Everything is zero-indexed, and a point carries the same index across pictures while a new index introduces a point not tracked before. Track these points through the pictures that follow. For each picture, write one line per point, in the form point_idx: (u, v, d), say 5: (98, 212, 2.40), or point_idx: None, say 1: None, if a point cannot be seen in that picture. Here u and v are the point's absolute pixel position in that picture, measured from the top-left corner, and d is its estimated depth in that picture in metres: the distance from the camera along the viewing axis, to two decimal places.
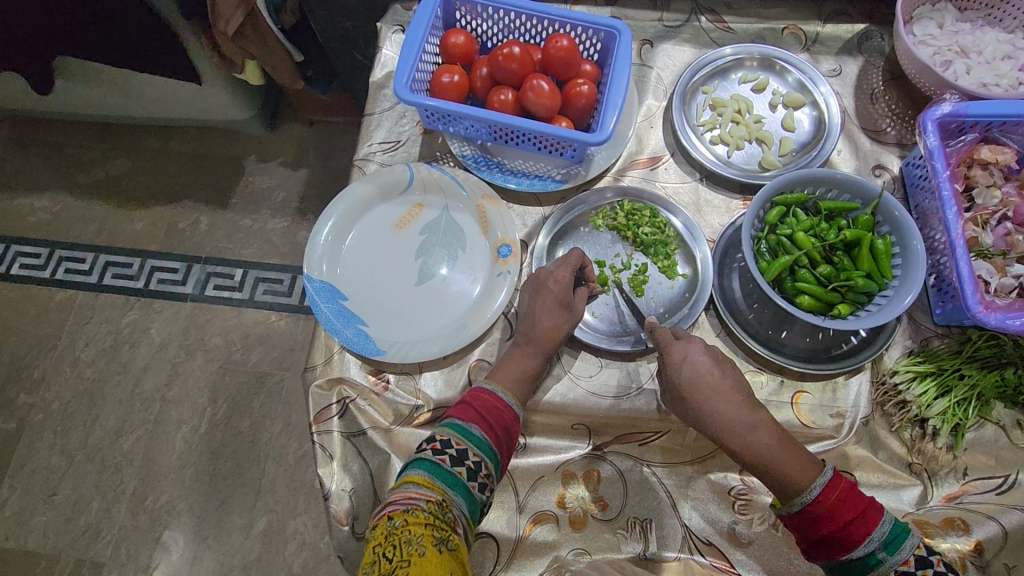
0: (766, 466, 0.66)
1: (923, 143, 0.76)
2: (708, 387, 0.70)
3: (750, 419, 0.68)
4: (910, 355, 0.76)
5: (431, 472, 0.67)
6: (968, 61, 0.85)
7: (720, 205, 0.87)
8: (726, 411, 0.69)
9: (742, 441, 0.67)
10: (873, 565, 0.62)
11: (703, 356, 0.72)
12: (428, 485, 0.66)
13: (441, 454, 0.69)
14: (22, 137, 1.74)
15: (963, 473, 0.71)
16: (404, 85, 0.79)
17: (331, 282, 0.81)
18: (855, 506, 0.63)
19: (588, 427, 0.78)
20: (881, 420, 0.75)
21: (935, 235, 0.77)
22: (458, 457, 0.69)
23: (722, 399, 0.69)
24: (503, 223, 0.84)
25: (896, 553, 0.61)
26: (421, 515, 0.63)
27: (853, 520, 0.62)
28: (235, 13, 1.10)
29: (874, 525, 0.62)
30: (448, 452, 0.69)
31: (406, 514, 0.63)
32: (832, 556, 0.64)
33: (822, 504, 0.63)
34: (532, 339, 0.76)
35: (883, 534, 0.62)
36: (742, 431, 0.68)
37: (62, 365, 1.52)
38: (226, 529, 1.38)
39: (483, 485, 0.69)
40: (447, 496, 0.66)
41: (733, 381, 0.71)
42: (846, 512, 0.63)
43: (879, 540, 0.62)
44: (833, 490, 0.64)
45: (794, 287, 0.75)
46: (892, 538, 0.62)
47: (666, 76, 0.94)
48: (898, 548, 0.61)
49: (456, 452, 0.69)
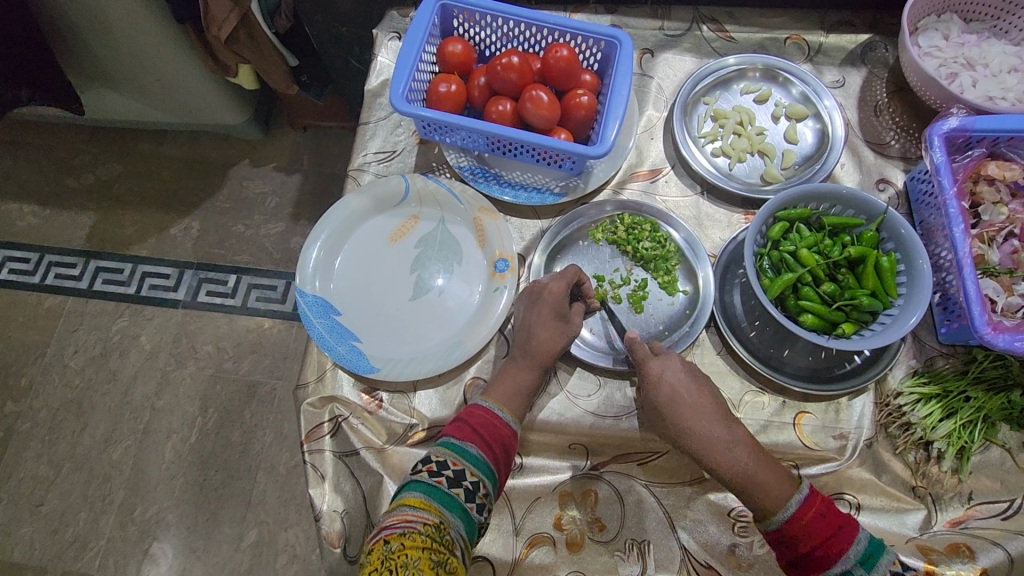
0: (745, 485, 0.65)
1: (929, 158, 0.75)
2: (687, 403, 0.68)
3: (729, 435, 0.67)
4: (914, 375, 0.75)
5: (427, 494, 0.65)
6: (974, 74, 0.83)
7: (722, 219, 0.85)
8: (705, 428, 0.67)
9: (718, 458, 0.66)
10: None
11: (680, 370, 0.71)
12: (425, 507, 0.64)
13: (437, 475, 0.67)
14: (12, 139, 1.71)
15: (968, 498, 0.70)
16: (399, 96, 0.77)
17: (324, 296, 0.79)
18: (830, 523, 0.63)
19: (585, 447, 0.77)
20: (885, 442, 0.73)
21: (941, 253, 0.76)
22: (455, 478, 0.67)
23: (700, 414, 0.68)
24: (500, 237, 0.82)
25: (872, 570, 0.61)
26: (418, 538, 0.61)
27: (828, 538, 0.62)
28: (227, 17, 1.08)
29: (850, 543, 0.62)
30: (445, 473, 0.67)
31: (403, 537, 0.61)
32: (810, 574, 0.64)
33: (799, 522, 0.63)
34: (529, 356, 0.74)
35: (858, 552, 0.62)
36: (719, 448, 0.66)
37: (51, 373, 1.50)
38: (216, 541, 1.36)
39: (481, 505, 0.67)
40: (444, 517, 0.64)
41: (711, 397, 0.69)
42: (821, 530, 0.63)
43: (855, 557, 0.61)
44: (809, 509, 0.64)
45: (798, 305, 0.74)
46: (867, 555, 0.62)
47: (667, 86, 0.93)
48: (875, 565, 0.61)
49: (453, 472, 0.67)
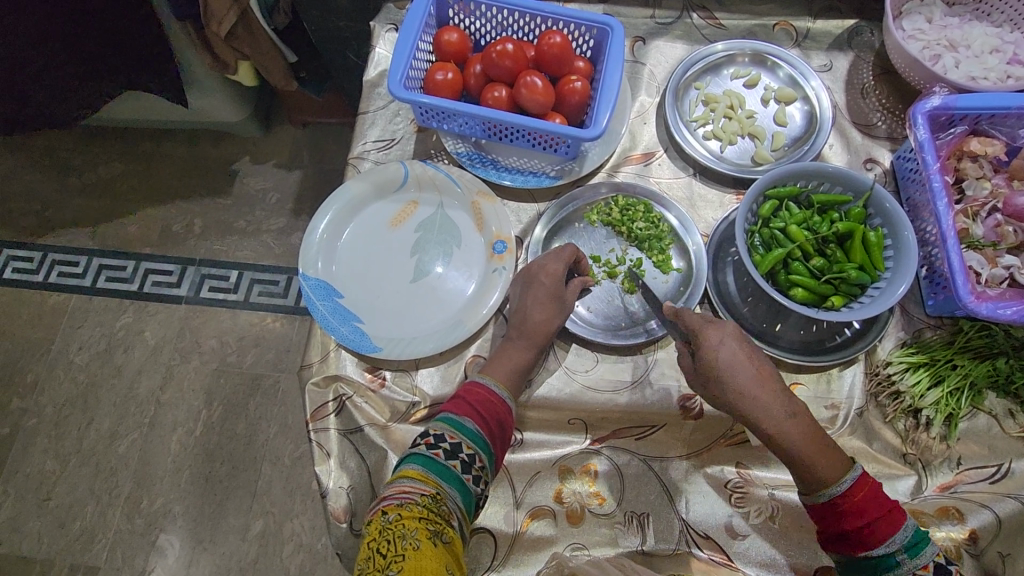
0: (799, 456, 0.65)
1: (913, 136, 0.77)
2: (747, 372, 0.67)
3: (789, 407, 0.66)
4: (903, 347, 0.77)
5: (424, 466, 0.67)
6: (957, 55, 0.86)
7: (714, 199, 0.87)
8: (763, 401, 0.66)
9: (778, 426, 0.65)
10: (889, 567, 0.61)
11: (737, 341, 0.69)
12: (423, 479, 0.66)
13: (434, 448, 0.68)
14: (15, 140, 1.73)
15: (956, 463, 0.72)
16: (398, 83, 0.79)
17: (327, 279, 0.81)
18: (882, 505, 0.62)
19: (584, 423, 0.78)
20: (875, 411, 0.75)
21: (927, 227, 0.78)
22: (451, 451, 0.68)
23: (759, 381, 0.67)
24: (498, 219, 0.84)
25: (916, 557, 0.60)
26: (416, 509, 0.63)
27: (878, 519, 0.62)
28: (228, 14, 1.10)
29: (898, 527, 0.61)
30: (442, 446, 0.69)
31: (400, 508, 0.63)
32: (850, 551, 0.63)
33: (850, 499, 0.63)
34: (526, 330, 0.76)
35: (905, 537, 0.61)
36: (780, 418, 0.66)
37: (56, 370, 1.51)
38: (222, 532, 1.37)
39: (477, 478, 0.69)
40: (441, 489, 0.65)
41: (767, 367, 0.68)
42: (871, 510, 0.62)
43: (901, 542, 0.61)
44: (862, 488, 0.63)
45: (788, 280, 0.76)
46: (914, 542, 0.61)
47: (659, 72, 0.95)
48: (919, 553, 0.61)
49: (450, 446, 0.69)
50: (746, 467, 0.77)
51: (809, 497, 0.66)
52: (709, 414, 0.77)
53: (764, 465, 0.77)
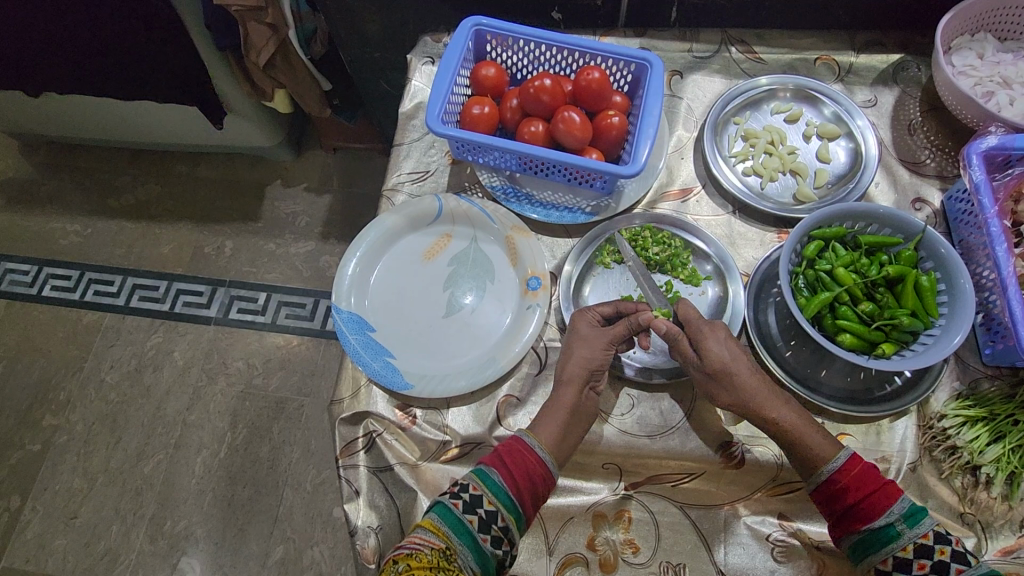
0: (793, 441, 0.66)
1: (968, 177, 0.74)
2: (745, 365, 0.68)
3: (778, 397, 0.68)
4: (958, 399, 0.73)
5: (441, 516, 0.65)
6: (1010, 93, 0.83)
7: (755, 237, 0.85)
8: (759, 386, 0.68)
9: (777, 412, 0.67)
10: (891, 538, 0.61)
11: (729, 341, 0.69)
12: (434, 530, 0.64)
13: (455, 498, 0.66)
14: (59, 162, 1.79)
15: (1019, 526, 0.68)
16: (435, 117, 0.79)
17: (359, 313, 0.81)
18: (875, 479, 0.63)
19: (619, 468, 0.75)
20: (930, 466, 0.71)
21: (984, 272, 0.75)
22: (470, 504, 0.65)
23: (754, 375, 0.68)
24: (533, 255, 0.83)
25: (915, 526, 0.61)
26: (425, 559, 0.61)
27: (874, 491, 0.63)
28: (266, 44, 1.13)
29: (894, 498, 0.62)
30: (463, 497, 0.66)
31: (409, 558, 0.61)
32: (852, 528, 0.63)
33: (847, 474, 0.63)
34: (565, 376, 0.72)
35: (902, 507, 0.62)
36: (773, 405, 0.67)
37: (87, 388, 1.53)
38: (243, 558, 1.36)
39: (496, 538, 0.65)
40: (451, 543, 0.63)
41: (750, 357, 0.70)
42: (866, 485, 0.63)
43: (898, 512, 0.61)
44: (856, 462, 0.64)
45: (836, 325, 0.73)
46: (911, 512, 0.61)
47: (697, 107, 0.94)
48: (918, 522, 0.61)
49: (470, 497, 0.66)
50: (789, 519, 0.73)
51: (807, 484, 0.66)
52: (752, 462, 0.72)
53: (809, 518, 0.73)
